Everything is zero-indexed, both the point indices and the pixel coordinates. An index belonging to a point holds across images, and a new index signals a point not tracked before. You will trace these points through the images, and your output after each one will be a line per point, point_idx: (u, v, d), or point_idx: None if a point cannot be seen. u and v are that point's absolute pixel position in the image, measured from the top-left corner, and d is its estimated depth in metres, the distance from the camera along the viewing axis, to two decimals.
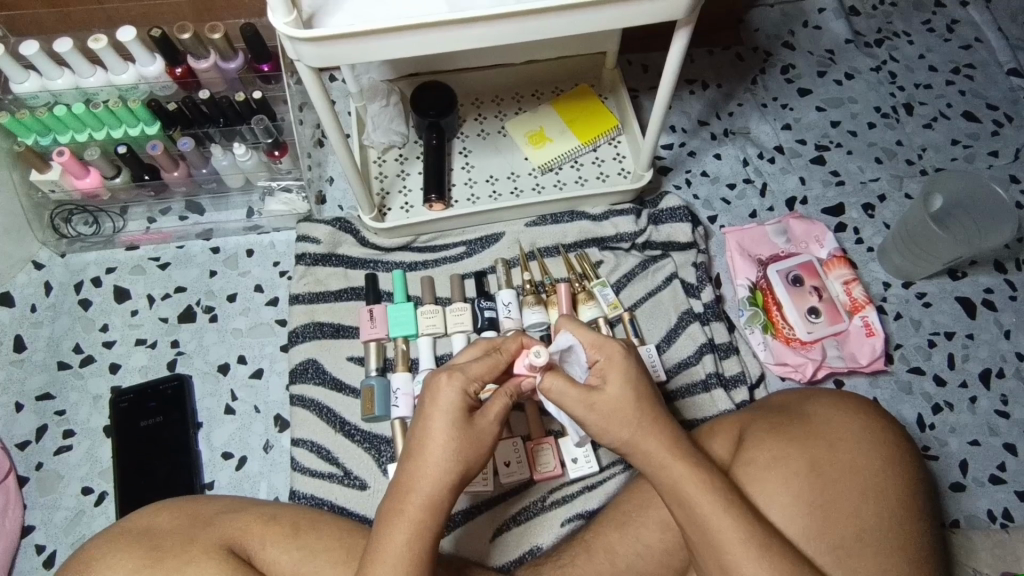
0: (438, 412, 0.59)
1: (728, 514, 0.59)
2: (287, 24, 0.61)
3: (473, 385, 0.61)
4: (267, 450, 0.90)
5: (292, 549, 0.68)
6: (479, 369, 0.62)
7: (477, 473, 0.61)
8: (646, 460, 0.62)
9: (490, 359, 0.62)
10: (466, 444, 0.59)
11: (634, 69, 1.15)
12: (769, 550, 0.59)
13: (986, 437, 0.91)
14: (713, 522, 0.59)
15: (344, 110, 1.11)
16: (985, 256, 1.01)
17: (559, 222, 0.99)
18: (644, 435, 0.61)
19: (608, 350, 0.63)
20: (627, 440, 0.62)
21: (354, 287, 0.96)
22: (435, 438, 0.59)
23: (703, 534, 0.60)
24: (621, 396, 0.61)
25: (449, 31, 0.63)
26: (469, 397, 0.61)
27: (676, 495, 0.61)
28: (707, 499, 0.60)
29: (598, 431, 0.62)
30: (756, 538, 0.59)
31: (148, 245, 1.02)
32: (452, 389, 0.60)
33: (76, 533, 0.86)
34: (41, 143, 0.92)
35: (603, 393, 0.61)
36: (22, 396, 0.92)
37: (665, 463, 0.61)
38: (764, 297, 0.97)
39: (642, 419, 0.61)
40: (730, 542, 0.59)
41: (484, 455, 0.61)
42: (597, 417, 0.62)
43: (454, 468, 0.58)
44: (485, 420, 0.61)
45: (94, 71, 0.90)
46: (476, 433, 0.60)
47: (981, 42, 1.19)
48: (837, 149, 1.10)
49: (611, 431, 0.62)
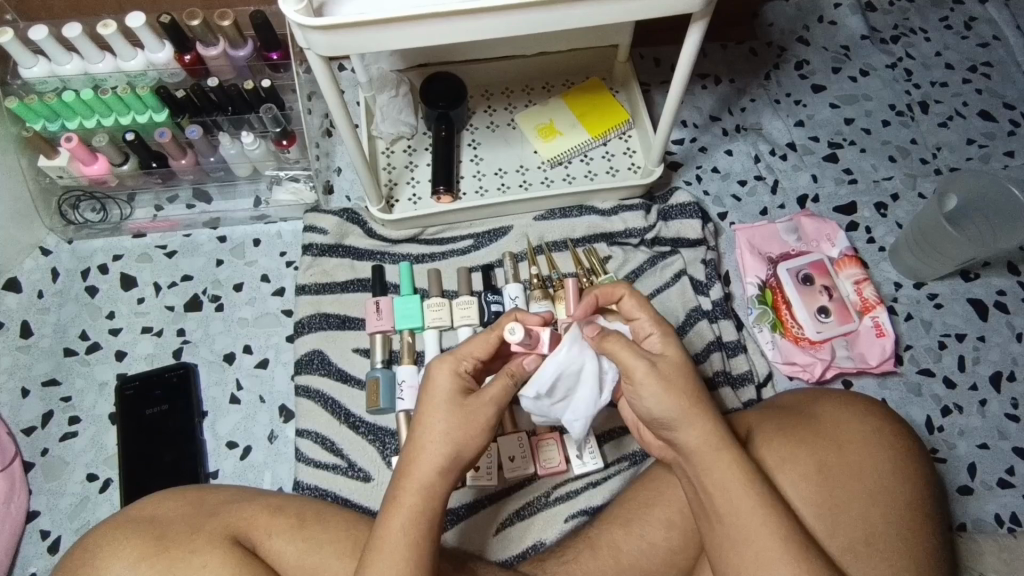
0: (431, 394, 0.61)
1: (770, 509, 0.59)
2: (298, 12, 0.60)
3: (466, 365, 0.62)
4: (272, 440, 0.90)
5: (296, 541, 0.67)
6: (472, 349, 0.62)
7: (479, 455, 0.61)
8: (697, 442, 0.61)
9: (483, 338, 0.62)
10: (462, 423, 0.59)
11: (646, 63, 1.14)
12: (806, 549, 0.58)
13: (995, 440, 0.90)
14: (755, 515, 0.58)
15: (352, 100, 1.11)
16: (997, 258, 1.00)
17: (568, 216, 0.98)
18: (697, 417, 0.61)
19: (664, 325, 0.65)
20: (681, 412, 0.61)
21: (362, 279, 0.96)
22: (428, 420, 0.59)
23: (737, 527, 0.59)
24: (682, 365, 0.63)
25: (462, 21, 0.62)
26: (463, 380, 0.61)
27: (721, 485, 0.60)
28: (750, 497, 0.59)
29: (656, 398, 0.61)
30: (795, 538, 0.58)
31: (155, 233, 1.01)
32: (443, 372, 0.61)
33: (81, 519, 0.86)
34: (49, 129, 0.91)
35: (668, 357, 0.63)
36: (29, 382, 0.93)
37: (710, 449, 0.61)
38: (774, 296, 0.96)
39: (696, 396, 0.62)
40: (769, 538, 0.58)
41: (480, 436, 0.60)
42: (661, 378, 0.61)
43: (446, 448, 0.58)
44: (480, 402, 0.60)
45: (103, 57, 0.90)
46: (468, 414, 0.60)
47: (999, 40, 1.17)
48: (850, 147, 1.08)
49: (670, 400, 0.61)
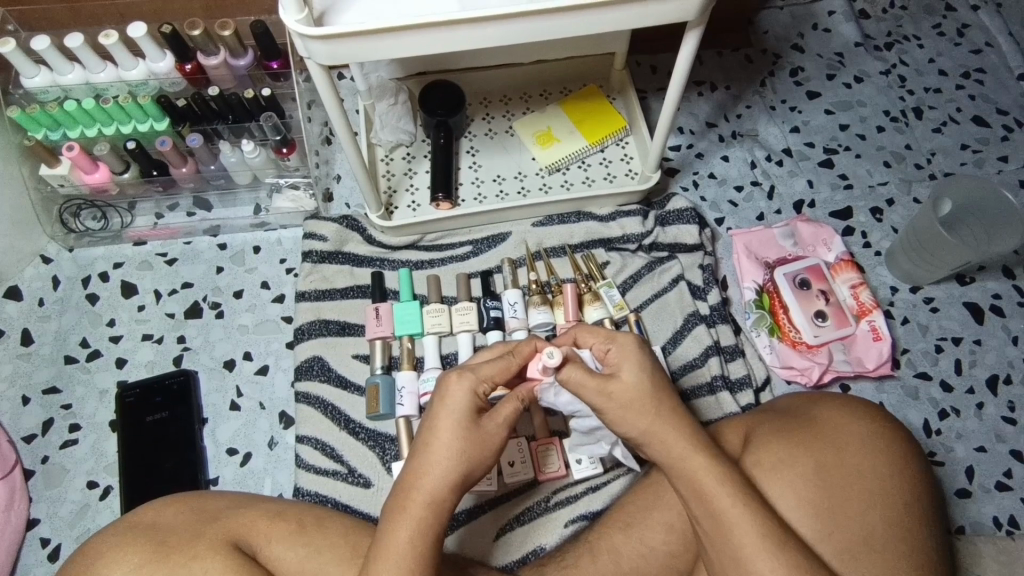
0: (447, 409, 0.60)
1: (746, 509, 0.59)
2: (299, 22, 0.61)
3: (483, 386, 0.61)
4: (273, 446, 0.90)
5: (297, 546, 0.68)
6: (491, 370, 0.62)
7: (486, 472, 0.62)
8: (664, 452, 0.62)
9: (502, 361, 0.62)
10: (476, 443, 0.59)
11: (642, 70, 1.15)
12: (786, 548, 0.59)
13: (993, 443, 0.91)
14: (730, 515, 0.59)
15: (351, 109, 1.12)
16: (992, 262, 1.01)
17: (566, 222, 0.99)
18: (662, 427, 0.61)
19: (621, 341, 0.63)
20: (642, 429, 0.61)
21: (361, 285, 0.96)
22: (441, 436, 0.59)
23: (716, 526, 0.60)
24: (638, 385, 0.61)
25: (459, 30, 0.63)
26: (478, 398, 0.61)
27: (694, 488, 0.61)
28: (725, 496, 0.60)
29: (615, 420, 0.62)
30: (773, 535, 0.59)
31: (156, 241, 1.02)
32: (463, 388, 0.60)
33: (82, 527, 0.86)
34: (51, 137, 0.93)
35: (619, 381, 0.61)
36: (29, 390, 0.93)
37: (681, 456, 0.61)
38: (771, 300, 0.97)
39: (659, 412, 0.61)
40: (747, 537, 0.59)
41: (490, 457, 0.60)
42: (615, 406, 0.61)
43: (461, 464, 0.59)
44: (493, 424, 0.61)
45: (104, 67, 0.91)
46: (483, 434, 0.60)
47: (991, 46, 1.18)
48: (846, 152, 1.09)
49: (627, 420, 0.61)
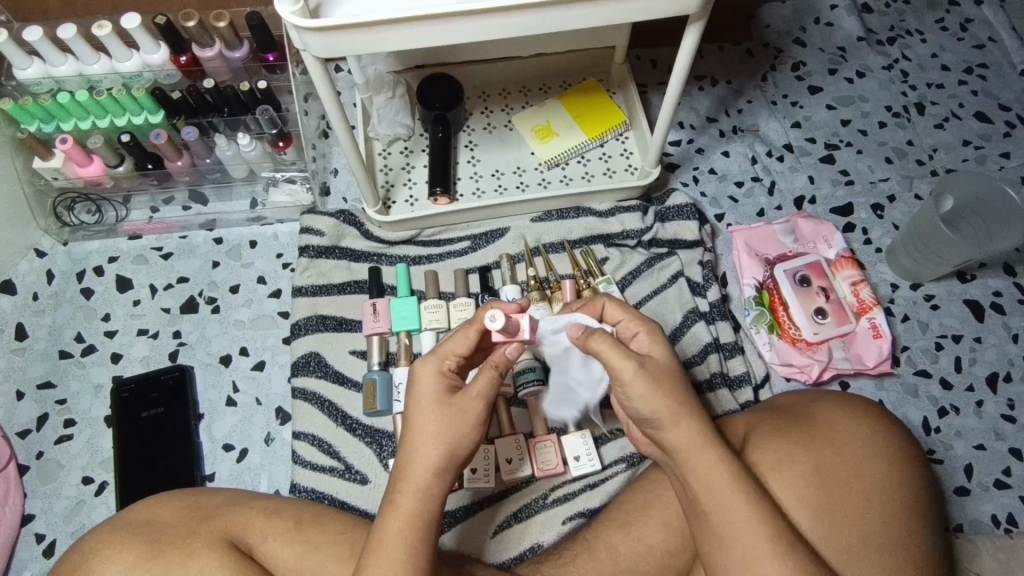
0: (417, 398, 0.60)
1: (757, 510, 0.59)
2: (294, 14, 0.60)
3: (448, 364, 0.61)
4: (269, 442, 0.90)
5: (294, 544, 0.67)
6: (453, 346, 0.61)
7: (474, 451, 0.60)
8: (676, 449, 0.61)
9: (460, 334, 0.61)
10: (451, 421, 0.59)
11: (643, 64, 1.14)
12: (794, 551, 0.58)
13: (992, 441, 0.91)
14: (741, 517, 0.59)
15: (350, 101, 1.11)
16: (994, 259, 1.00)
17: (565, 218, 0.98)
18: (679, 420, 0.60)
19: (650, 328, 0.65)
20: (664, 413, 0.60)
21: (359, 281, 0.96)
22: (417, 425, 0.59)
23: (723, 527, 0.59)
24: (671, 367, 0.62)
25: (455, 23, 0.62)
26: (446, 379, 0.61)
27: (706, 488, 0.60)
28: (738, 496, 0.59)
29: (631, 397, 0.61)
30: (782, 537, 0.59)
31: (151, 235, 1.01)
32: (428, 372, 0.60)
33: (76, 523, 0.85)
34: (44, 130, 0.92)
35: (655, 361, 0.62)
36: (23, 385, 0.92)
37: (695, 453, 0.60)
38: (771, 297, 0.96)
39: (683, 398, 0.61)
40: (757, 539, 0.58)
41: (471, 433, 0.59)
42: (647, 379, 0.60)
43: (439, 447, 0.58)
44: (467, 398, 0.59)
45: (98, 58, 0.90)
46: (457, 411, 0.59)
47: (995, 42, 1.17)
48: (847, 149, 1.09)
49: (651, 401, 0.60)
